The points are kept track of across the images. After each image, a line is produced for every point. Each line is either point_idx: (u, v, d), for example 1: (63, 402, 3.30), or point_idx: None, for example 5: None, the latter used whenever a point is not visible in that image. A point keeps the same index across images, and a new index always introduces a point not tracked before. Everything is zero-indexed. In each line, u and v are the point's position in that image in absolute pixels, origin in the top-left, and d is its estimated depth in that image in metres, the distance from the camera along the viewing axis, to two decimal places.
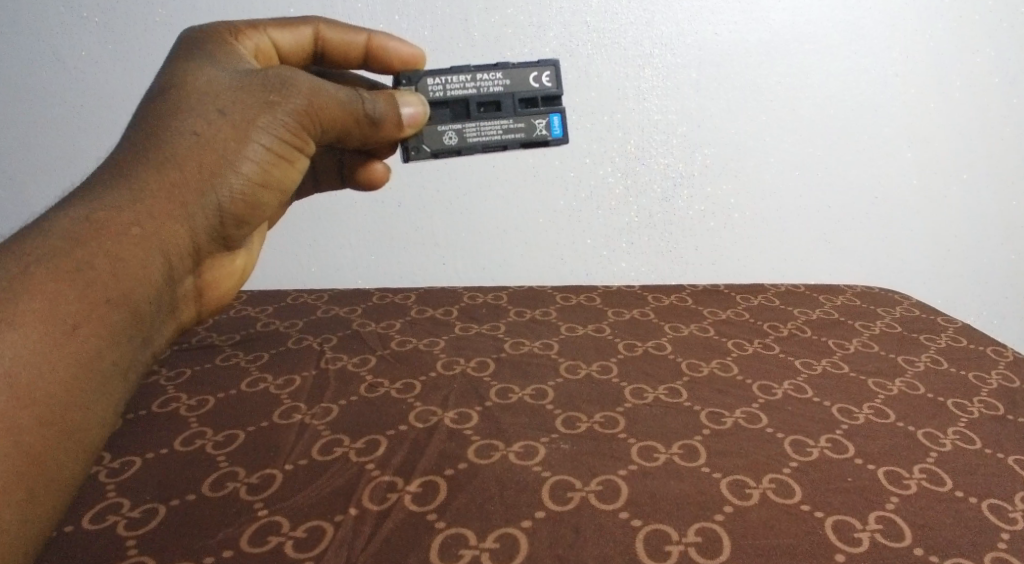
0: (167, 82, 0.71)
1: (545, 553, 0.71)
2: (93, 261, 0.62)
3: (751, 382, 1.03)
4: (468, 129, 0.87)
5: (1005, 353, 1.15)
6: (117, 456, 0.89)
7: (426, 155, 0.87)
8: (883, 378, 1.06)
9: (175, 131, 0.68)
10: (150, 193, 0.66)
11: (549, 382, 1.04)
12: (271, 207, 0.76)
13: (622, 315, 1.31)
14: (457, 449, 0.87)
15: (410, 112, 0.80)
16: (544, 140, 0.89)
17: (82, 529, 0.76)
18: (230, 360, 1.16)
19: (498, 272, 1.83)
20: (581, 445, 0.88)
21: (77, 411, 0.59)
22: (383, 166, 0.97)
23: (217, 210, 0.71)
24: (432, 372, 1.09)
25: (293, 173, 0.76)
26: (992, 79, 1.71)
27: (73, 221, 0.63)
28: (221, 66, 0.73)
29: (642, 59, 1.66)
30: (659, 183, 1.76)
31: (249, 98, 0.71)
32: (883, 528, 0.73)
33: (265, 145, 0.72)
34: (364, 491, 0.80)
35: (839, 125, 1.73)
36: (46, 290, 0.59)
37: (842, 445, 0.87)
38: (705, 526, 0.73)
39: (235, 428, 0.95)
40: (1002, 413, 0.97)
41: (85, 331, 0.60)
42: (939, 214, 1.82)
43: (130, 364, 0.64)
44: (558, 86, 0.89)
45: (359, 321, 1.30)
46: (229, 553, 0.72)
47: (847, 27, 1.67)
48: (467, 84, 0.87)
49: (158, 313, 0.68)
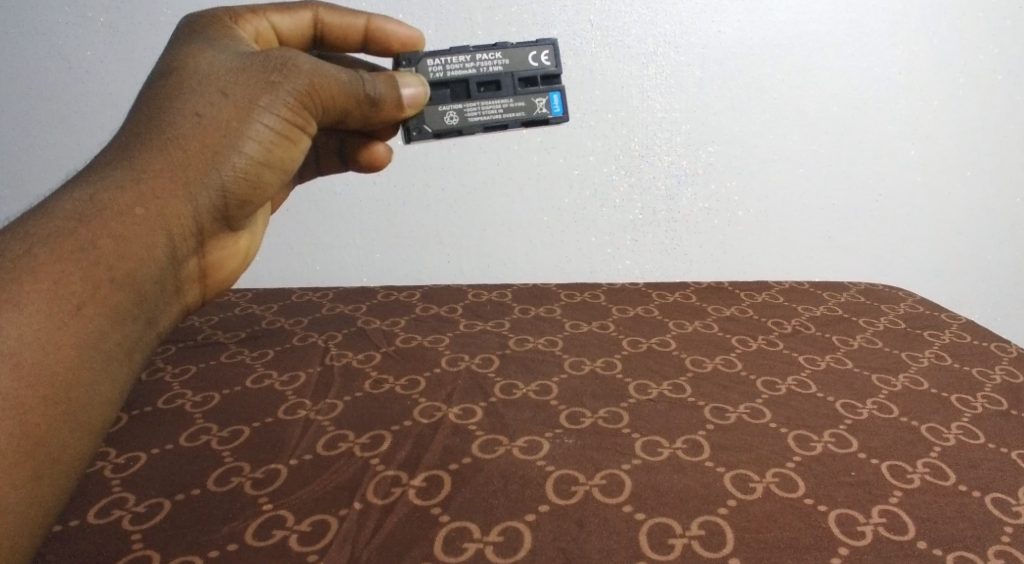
0: (169, 66, 0.71)
1: (549, 546, 0.71)
2: (97, 241, 0.62)
3: (756, 378, 1.03)
4: (468, 108, 0.88)
5: (1008, 349, 1.15)
6: (122, 451, 0.90)
7: (428, 136, 0.87)
8: (888, 373, 1.06)
9: (176, 112, 0.69)
10: (153, 173, 0.66)
11: (554, 378, 1.05)
12: (273, 187, 0.76)
13: (626, 313, 1.31)
14: (461, 444, 0.88)
15: (410, 93, 0.82)
16: (544, 119, 0.90)
17: (87, 524, 0.77)
18: (235, 356, 1.16)
19: (502, 270, 1.83)
20: (584, 440, 0.88)
21: (81, 391, 0.60)
22: (385, 148, 0.97)
23: (221, 190, 0.71)
24: (437, 368, 1.09)
25: (295, 153, 0.77)
26: (995, 77, 1.71)
27: (77, 202, 0.63)
28: (221, 48, 0.73)
29: (645, 57, 1.66)
30: (664, 181, 1.76)
31: (251, 79, 0.72)
32: (886, 522, 0.73)
33: (267, 125, 0.72)
34: (369, 485, 0.81)
35: (842, 123, 1.73)
36: (50, 271, 0.60)
37: (846, 441, 0.87)
38: (708, 519, 0.74)
39: (240, 423, 0.96)
40: (1005, 408, 0.96)
41: (89, 311, 0.61)
42: (943, 212, 1.81)
43: (134, 345, 0.64)
44: (556, 64, 0.91)
45: (364, 319, 1.30)
46: (234, 547, 0.73)
47: (851, 24, 1.67)
48: (467, 64, 0.88)
49: (162, 294, 0.68)
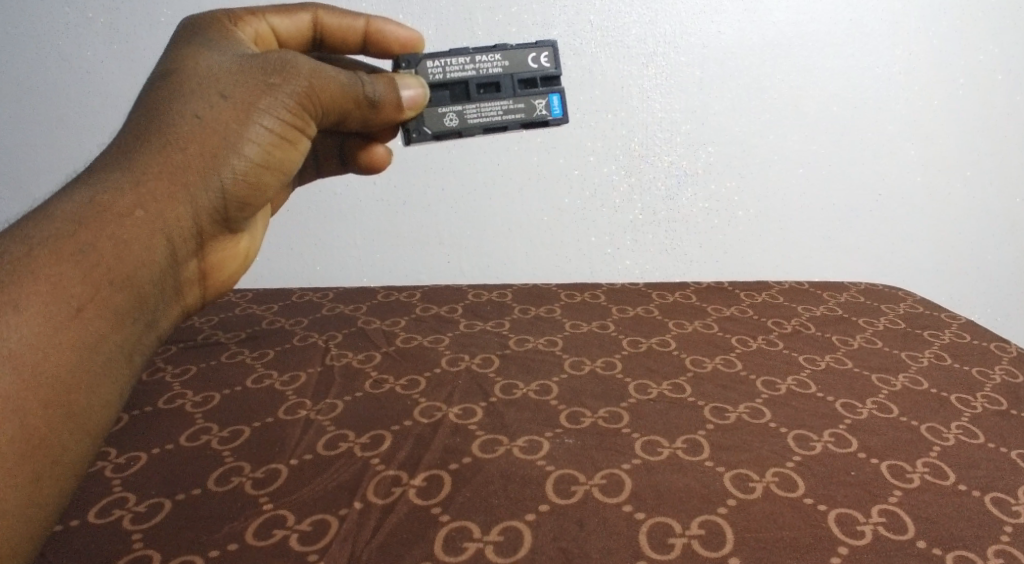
0: (168, 68, 0.71)
1: (549, 546, 0.71)
2: (97, 243, 0.62)
3: (755, 378, 1.04)
4: (468, 110, 0.88)
5: (1008, 349, 1.15)
6: (122, 451, 0.90)
7: (428, 137, 0.88)
8: (887, 373, 1.06)
9: (176, 114, 0.69)
10: (153, 175, 0.67)
11: (554, 378, 1.05)
12: (272, 189, 0.76)
13: (626, 313, 1.31)
14: (461, 444, 0.88)
15: (410, 95, 0.82)
16: (544, 120, 0.90)
17: (87, 524, 0.77)
18: (235, 356, 1.17)
19: (502, 270, 1.84)
20: (584, 439, 0.88)
21: (82, 393, 0.60)
22: (384, 149, 0.98)
23: (220, 192, 0.71)
24: (437, 368, 1.09)
25: (295, 155, 0.77)
26: (995, 77, 1.71)
27: (77, 204, 0.64)
28: (221, 50, 0.73)
29: (645, 57, 1.67)
30: (664, 181, 1.77)
31: (250, 81, 0.72)
32: (886, 522, 0.73)
33: (267, 126, 0.72)
34: (369, 485, 0.81)
35: (842, 123, 1.74)
36: (50, 273, 0.60)
37: (846, 440, 0.87)
38: (707, 519, 0.74)
39: (240, 423, 0.96)
40: (1005, 408, 0.96)
41: (89, 313, 0.61)
42: (943, 212, 1.81)
43: (134, 347, 0.65)
44: (556, 66, 0.90)
45: (364, 319, 1.30)
46: (234, 547, 0.73)
47: (851, 24, 1.67)
48: (466, 66, 0.88)
49: (162, 295, 0.68)
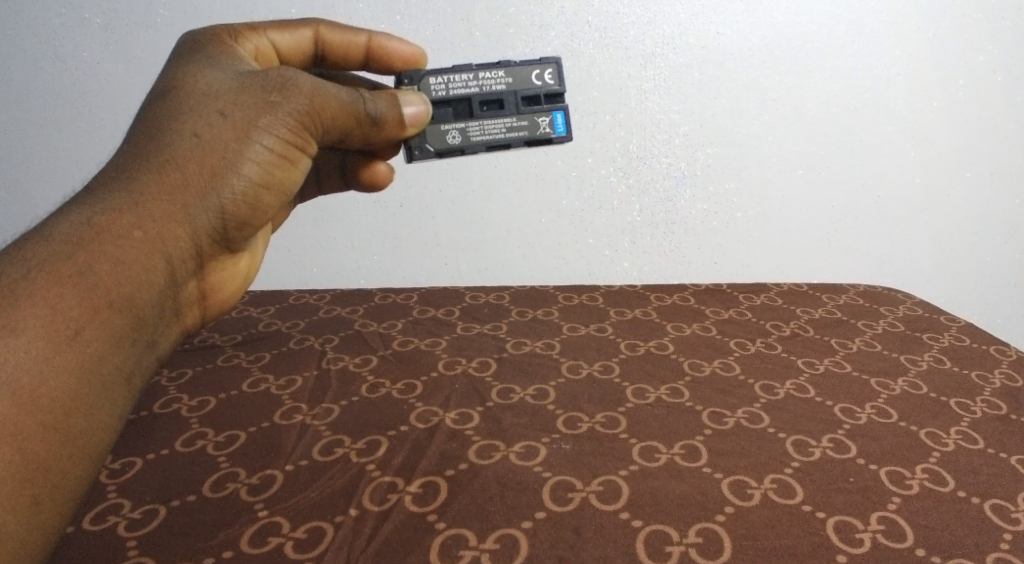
0: (168, 86, 0.71)
1: (546, 553, 0.71)
2: (95, 265, 0.62)
3: (753, 383, 1.03)
4: (471, 127, 0.87)
5: (1008, 352, 1.15)
6: (118, 456, 0.89)
7: (431, 155, 0.87)
8: (886, 377, 1.05)
9: (175, 133, 0.68)
10: (152, 195, 0.66)
11: (551, 382, 1.04)
12: (273, 208, 0.76)
13: (624, 315, 1.31)
14: (457, 449, 0.87)
15: (413, 111, 0.81)
16: (547, 138, 0.89)
17: (82, 530, 0.76)
18: (232, 360, 1.16)
19: (499, 272, 1.83)
20: (582, 445, 0.87)
21: (82, 418, 0.59)
22: (386, 166, 0.97)
23: (220, 211, 0.70)
24: (433, 372, 1.09)
25: (295, 174, 0.76)
26: (994, 78, 1.70)
27: (74, 225, 0.63)
28: (221, 68, 0.73)
29: (644, 58, 1.66)
30: (662, 183, 1.76)
31: (250, 98, 0.71)
32: (885, 530, 0.73)
33: (266, 145, 0.71)
34: (365, 492, 0.80)
35: (841, 124, 1.73)
36: (49, 295, 0.60)
37: (845, 446, 0.87)
38: (706, 526, 0.73)
39: (236, 428, 0.95)
40: (1004, 412, 0.96)
41: (88, 335, 0.60)
42: (942, 214, 1.81)
43: (133, 369, 0.64)
44: (559, 83, 0.90)
45: (361, 322, 1.30)
46: (229, 554, 0.72)
47: (850, 24, 1.66)
48: (470, 82, 0.87)
49: (161, 317, 0.68)
